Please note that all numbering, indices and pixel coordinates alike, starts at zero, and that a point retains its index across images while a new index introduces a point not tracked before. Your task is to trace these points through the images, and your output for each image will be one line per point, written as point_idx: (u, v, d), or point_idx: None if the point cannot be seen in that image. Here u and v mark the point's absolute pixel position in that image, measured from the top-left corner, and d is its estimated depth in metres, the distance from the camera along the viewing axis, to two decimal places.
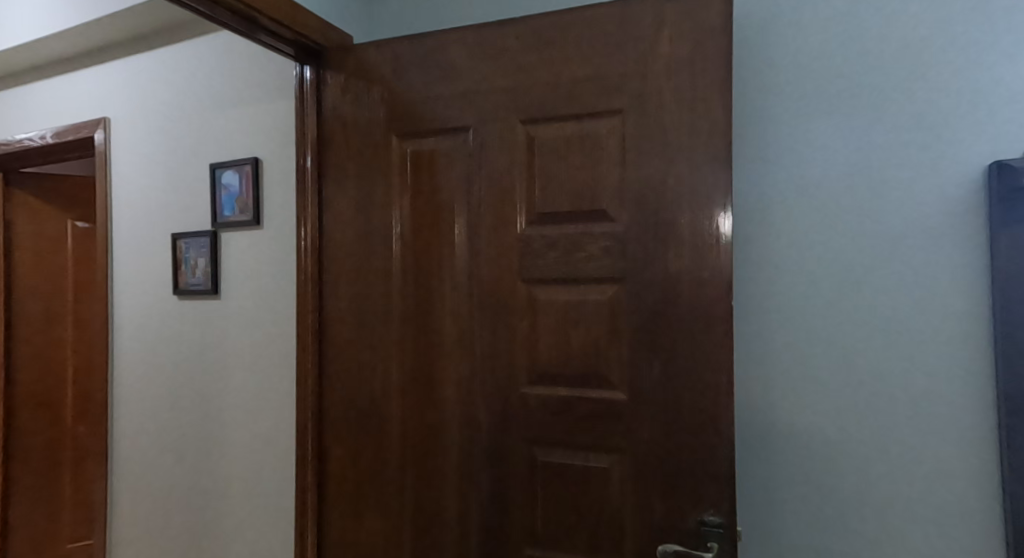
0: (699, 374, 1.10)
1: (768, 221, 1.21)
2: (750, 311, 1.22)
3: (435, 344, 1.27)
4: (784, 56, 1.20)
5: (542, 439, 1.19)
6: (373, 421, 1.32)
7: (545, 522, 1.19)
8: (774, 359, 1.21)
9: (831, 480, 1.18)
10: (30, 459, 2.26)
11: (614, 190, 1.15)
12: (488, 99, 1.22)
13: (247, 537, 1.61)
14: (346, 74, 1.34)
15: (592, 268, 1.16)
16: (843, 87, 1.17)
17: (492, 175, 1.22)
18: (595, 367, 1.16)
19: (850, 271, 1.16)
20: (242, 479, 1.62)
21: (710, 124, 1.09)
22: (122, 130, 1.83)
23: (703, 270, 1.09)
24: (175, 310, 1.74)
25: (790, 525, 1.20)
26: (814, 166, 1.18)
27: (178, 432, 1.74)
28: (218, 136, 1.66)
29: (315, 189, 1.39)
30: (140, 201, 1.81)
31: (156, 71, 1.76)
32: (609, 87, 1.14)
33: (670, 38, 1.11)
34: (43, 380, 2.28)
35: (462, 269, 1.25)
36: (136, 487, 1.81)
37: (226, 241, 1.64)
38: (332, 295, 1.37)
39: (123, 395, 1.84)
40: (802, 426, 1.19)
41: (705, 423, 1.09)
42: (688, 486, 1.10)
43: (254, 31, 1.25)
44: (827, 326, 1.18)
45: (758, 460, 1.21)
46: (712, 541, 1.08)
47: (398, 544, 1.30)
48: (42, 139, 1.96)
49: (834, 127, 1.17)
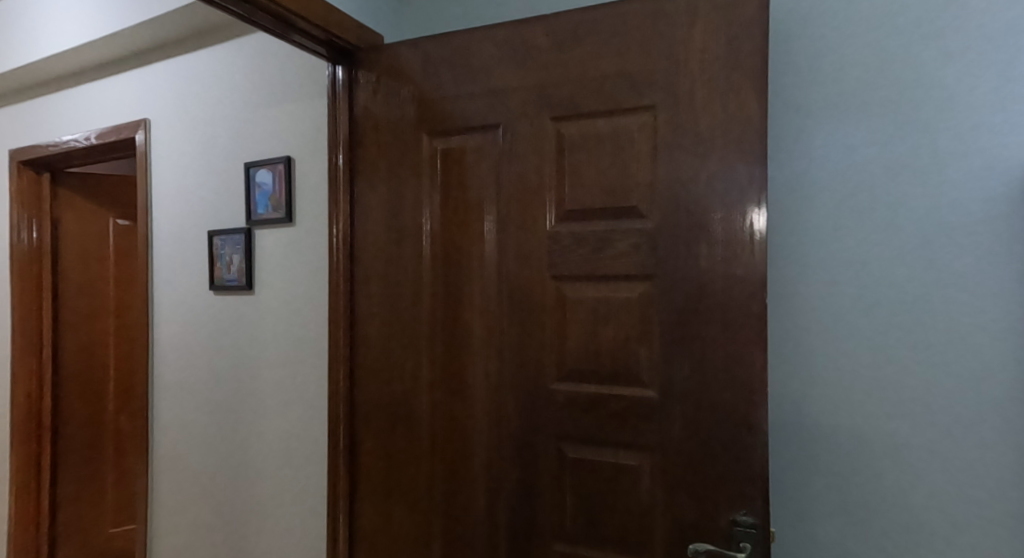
0: (732, 373, 1.08)
1: (806, 216, 1.18)
2: (786, 309, 1.19)
3: (464, 340, 1.27)
4: (823, 48, 1.17)
5: (570, 435, 1.18)
6: (403, 415, 1.33)
7: (574, 520, 1.19)
8: (810, 361, 1.18)
9: (868, 483, 1.14)
10: (76, 447, 2.35)
11: (644, 186, 1.13)
12: (518, 97, 1.22)
13: (280, 527, 1.64)
14: (377, 73, 1.36)
15: (621, 264, 1.15)
16: (886, 78, 1.13)
17: (521, 173, 1.22)
18: (625, 364, 1.15)
19: (892, 269, 1.13)
20: (275, 469, 1.65)
21: (744, 119, 1.07)
22: (161, 131, 1.89)
23: (736, 267, 1.07)
24: (212, 304, 1.78)
25: (825, 529, 1.17)
26: (852, 162, 1.15)
27: (215, 423, 1.78)
28: (252, 136, 1.69)
29: (347, 186, 1.41)
30: (179, 199, 1.86)
31: (193, 74, 1.81)
32: (640, 81, 1.13)
33: (703, 32, 1.09)
34: (88, 372, 2.37)
35: (491, 266, 1.25)
36: (174, 477, 1.86)
37: (260, 237, 1.67)
38: (364, 291, 1.38)
39: (162, 386, 1.89)
40: (839, 428, 1.16)
41: (738, 422, 1.07)
42: (718, 485, 1.08)
43: (288, 31, 1.27)
44: (867, 324, 1.14)
45: (794, 461, 1.19)
46: (744, 541, 1.06)
47: (427, 537, 1.31)
48: (85, 140, 2.03)
49: (875, 120, 1.14)
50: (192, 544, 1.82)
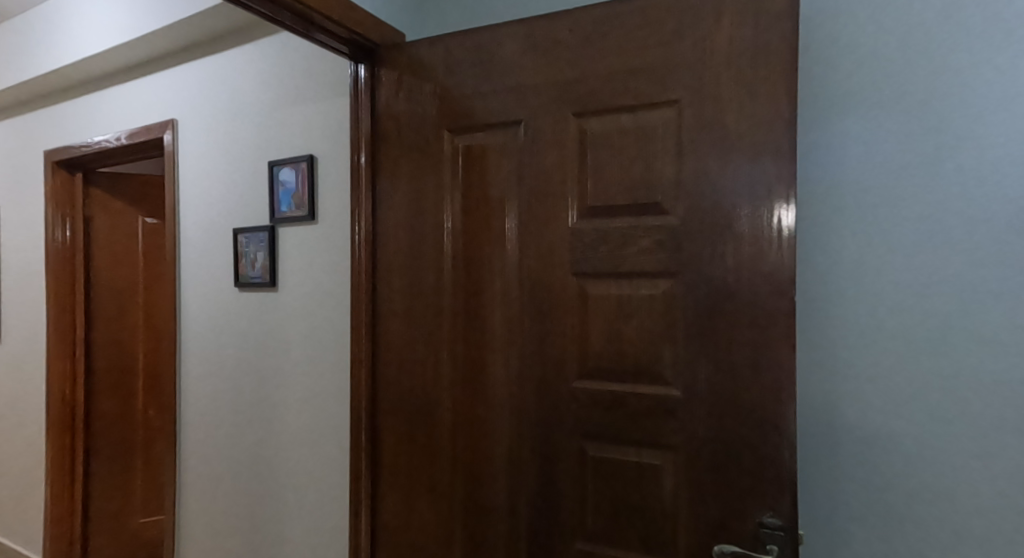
0: (758, 373, 1.05)
1: (837, 211, 1.14)
2: (815, 308, 1.16)
3: (484, 336, 1.27)
4: (856, 39, 1.13)
5: (592, 433, 1.17)
6: (425, 412, 1.33)
7: (596, 518, 1.17)
8: (840, 363, 1.14)
9: (899, 486, 1.10)
10: (108, 438, 2.41)
11: (668, 182, 1.11)
12: (539, 94, 1.21)
13: (305, 520, 1.65)
14: (399, 70, 1.36)
15: (644, 261, 1.13)
16: (921, 69, 1.09)
17: (543, 170, 1.21)
18: (648, 363, 1.13)
19: (928, 266, 1.08)
20: (299, 464, 1.66)
21: (771, 113, 1.04)
22: (188, 131, 1.92)
23: (763, 265, 1.05)
24: (237, 301, 1.80)
25: (855, 532, 1.13)
26: (884, 157, 1.11)
27: (240, 418, 1.80)
28: (276, 135, 1.71)
29: (369, 183, 1.41)
30: (205, 197, 1.89)
31: (219, 74, 1.84)
32: (664, 76, 1.11)
33: (730, 25, 1.07)
34: (118, 366, 2.43)
35: (512, 262, 1.24)
36: (202, 471, 1.89)
37: (283, 235, 1.69)
38: (386, 288, 1.39)
39: (189, 382, 1.92)
40: (869, 430, 1.12)
41: (765, 423, 1.05)
42: (743, 486, 1.06)
43: (310, 30, 1.28)
44: (900, 324, 1.10)
45: (822, 462, 1.15)
46: (772, 544, 1.03)
47: (448, 533, 1.31)
48: (116, 141, 2.08)
49: (909, 112, 1.09)
50: (218, 537, 1.84)
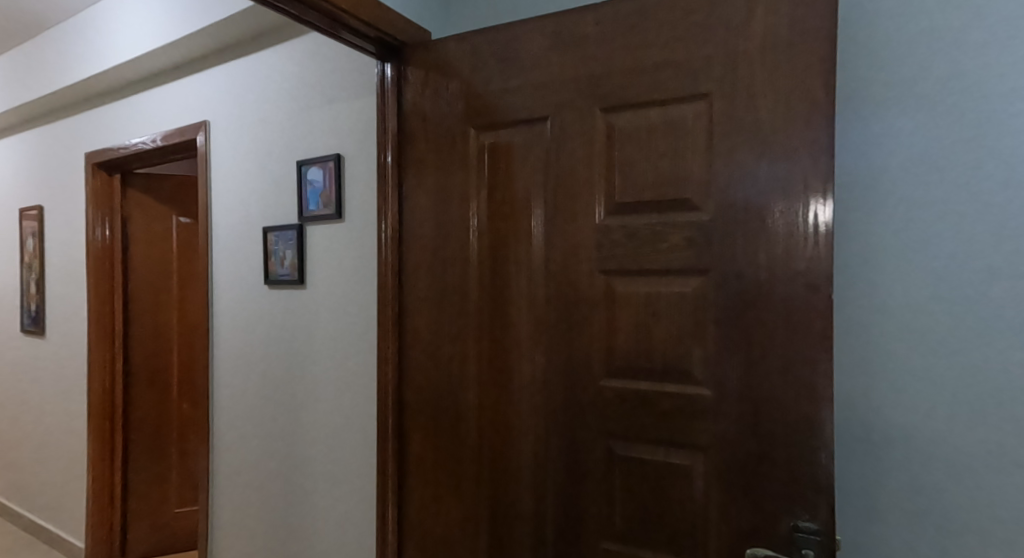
0: (794, 373, 1.02)
1: (877, 206, 1.09)
2: (852, 307, 1.11)
3: (510, 333, 1.26)
4: (898, 25, 1.08)
5: (620, 432, 1.15)
6: (451, 409, 1.33)
7: (623, 518, 1.15)
8: (879, 365, 1.09)
9: (941, 492, 1.06)
10: (145, 431, 2.48)
11: (699, 178, 1.08)
12: (566, 89, 1.19)
13: (333, 515, 1.66)
14: (425, 68, 1.35)
15: (673, 258, 1.10)
16: (967, 58, 1.03)
17: (569, 166, 1.19)
18: (678, 363, 1.10)
19: (976, 263, 1.03)
20: (327, 459, 1.68)
21: (807, 105, 1.00)
22: (220, 131, 1.95)
23: (798, 262, 1.01)
24: (267, 298, 1.83)
25: (895, 539, 1.09)
26: (927, 150, 1.06)
27: (270, 413, 1.82)
28: (304, 135, 1.73)
29: (395, 181, 1.42)
30: (235, 197, 1.92)
31: (249, 75, 1.87)
32: (695, 69, 1.08)
33: (765, 15, 1.04)
34: (154, 360, 2.50)
35: (538, 259, 1.23)
36: (233, 465, 1.92)
37: (312, 233, 1.70)
38: (412, 285, 1.39)
39: (222, 378, 1.95)
40: (910, 434, 1.08)
41: (800, 425, 1.01)
42: (777, 487, 1.03)
43: (338, 30, 1.28)
44: (943, 325, 1.05)
45: (860, 465, 1.11)
46: (807, 549, 1.00)
47: (474, 530, 1.30)
48: (152, 142, 2.13)
49: (954, 102, 1.04)
50: (250, 530, 1.87)
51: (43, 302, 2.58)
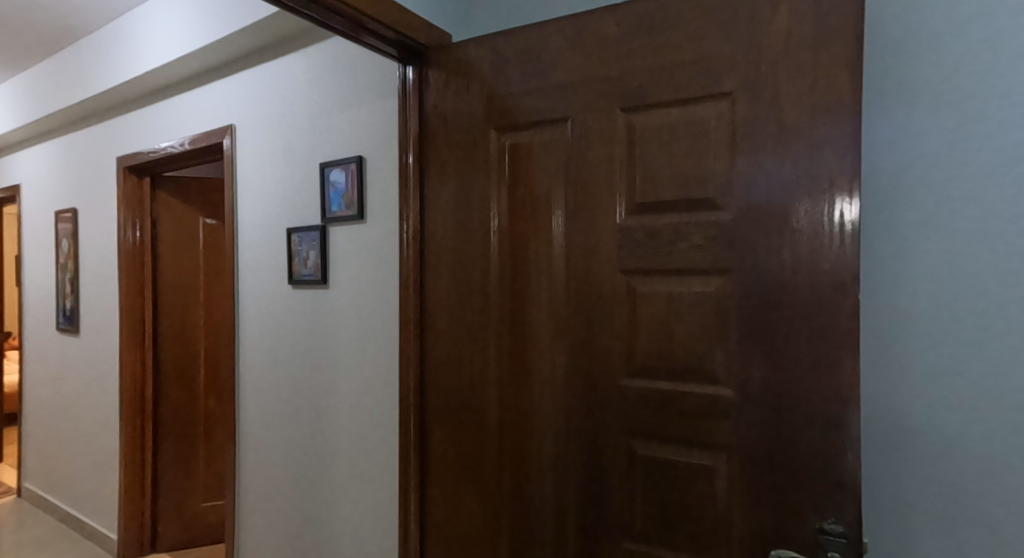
0: (818, 373, 1.00)
1: (905, 204, 1.07)
2: (879, 308, 1.09)
3: (530, 332, 1.26)
4: (925, 21, 1.06)
5: (641, 431, 1.14)
6: (472, 408, 1.33)
7: (645, 518, 1.14)
8: (907, 366, 1.07)
9: (973, 495, 1.03)
10: (173, 427, 2.53)
11: (721, 177, 1.07)
12: (586, 89, 1.19)
13: (356, 510, 1.68)
14: (447, 69, 1.36)
15: (694, 258, 1.10)
16: (997, 53, 1.01)
17: (590, 165, 1.19)
18: (700, 363, 1.09)
19: (1008, 263, 1.00)
20: (350, 456, 1.70)
21: (832, 102, 0.99)
22: (245, 135, 1.99)
23: (823, 261, 1.00)
24: (291, 297, 1.86)
25: (924, 543, 1.06)
26: (954, 148, 1.03)
27: (295, 411, 1.85)
28: (327, 138, 1.76)
29: (417, 182, 1.43)
30: (259, 199, 1.95)
31: (273, 80, 1.90)
32: (717, 67, 1.07)
33: (789, 13, 1.02)
34: (182, 359, 2.55)
35: (558, 258, 1.23)
36: (259, 461, 1.95)
37: (334, 234, 1.73)
38: (433, 284, 1.40)
39: (247, 376, 1.98)
40: (940, 437, 1.05)
41: (826, 427, 1.00)
42: (803, 489, 1.01)
43: (359, 33, 1.30)
44: (973, 326, 1.03)
45: (888, 468, 1.09)
46: (833, 551, 0.98)
47: (496, 529, 1.30)
48: (181, 146, 2.18)
49: (985, 99, 1.02)
50: (275, 524, 1.89)
51: (76, 302, 2.65)
